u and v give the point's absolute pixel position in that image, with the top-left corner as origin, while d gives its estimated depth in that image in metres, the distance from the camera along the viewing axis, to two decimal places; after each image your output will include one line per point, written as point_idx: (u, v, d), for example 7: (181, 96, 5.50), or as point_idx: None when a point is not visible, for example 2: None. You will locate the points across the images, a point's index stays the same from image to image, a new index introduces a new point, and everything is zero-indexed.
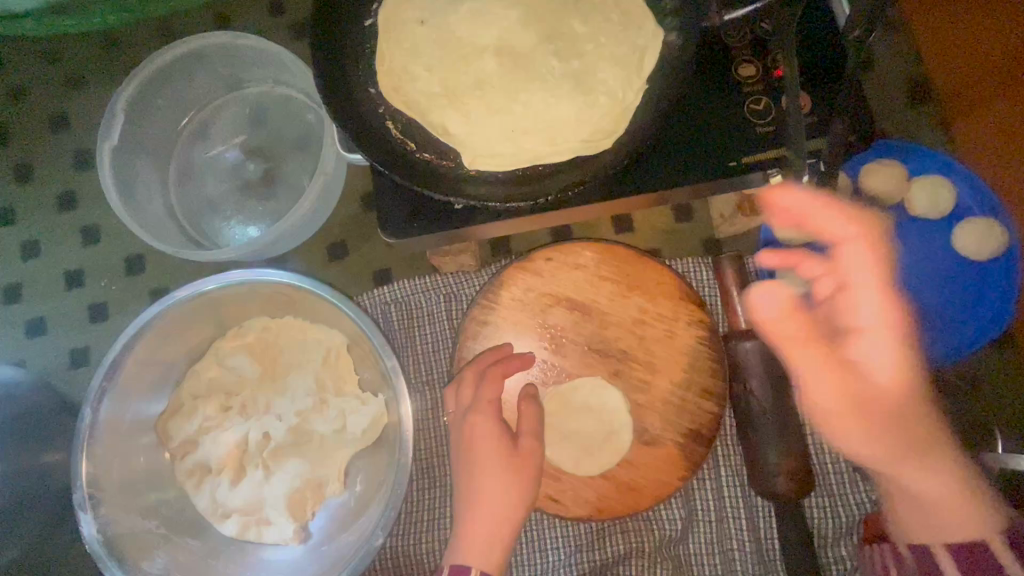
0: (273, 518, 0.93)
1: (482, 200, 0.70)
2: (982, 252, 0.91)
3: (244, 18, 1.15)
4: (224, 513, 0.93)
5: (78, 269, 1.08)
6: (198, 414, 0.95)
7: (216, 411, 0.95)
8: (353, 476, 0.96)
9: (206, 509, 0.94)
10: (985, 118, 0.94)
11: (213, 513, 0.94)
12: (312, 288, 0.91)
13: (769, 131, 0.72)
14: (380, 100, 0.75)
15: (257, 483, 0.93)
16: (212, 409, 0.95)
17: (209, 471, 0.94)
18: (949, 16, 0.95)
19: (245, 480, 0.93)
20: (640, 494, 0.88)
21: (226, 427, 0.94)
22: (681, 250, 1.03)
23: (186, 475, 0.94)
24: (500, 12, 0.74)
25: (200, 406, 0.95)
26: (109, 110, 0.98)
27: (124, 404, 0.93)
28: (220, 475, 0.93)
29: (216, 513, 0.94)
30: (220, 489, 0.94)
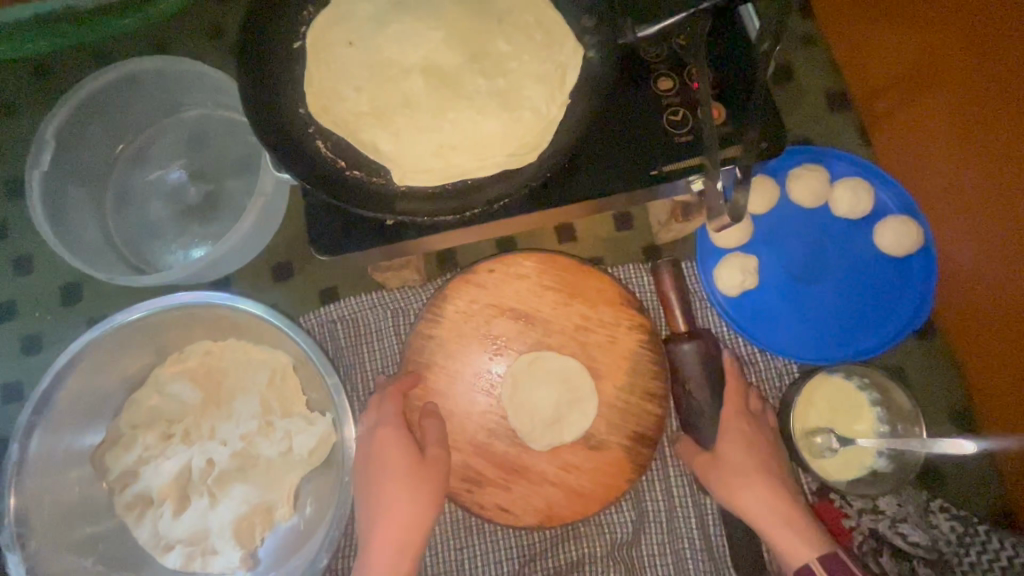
0: (221, 547, 0.91)
1: (413, 215, 0.71)
2: (901, 248, 0.97)
3: (183, 42, 1.15)
4: (168, 544, 0.91)
5: (11, 299, 1.05)
6: (137, 445, 0.93)
7: (156, 440, 0.93)
8: (303, 499, 0.94)
9: (149, 542, 0.92)
10: (897, 122, 1.00)
11: (156, 544, 0.92)
12: (248, 308, 0.90)
13: (687, 141, 0.75)
14: (310, 121, 0.76)
15: (202, 511, 0.91)
16: (152, 438, 0.93)
17: (151, 502, 0.92)
18: (861, 27, 1.01)
19: (189, 509, 0.91)
20: (589, 498, 0.89)
21: (167, 456, 0.92)
22: (623, 257, 1.06)
23: (126, 507, 0.92)
24: (426, 33, 0.76)
25: (139, 436, 0.93)
26: (38, 137, 0.97)
27: (57, 437, 0.90)
28: (163, 505, 0.91)
29: (159, 545, 0.91)
30: (162, 519, 0.91)
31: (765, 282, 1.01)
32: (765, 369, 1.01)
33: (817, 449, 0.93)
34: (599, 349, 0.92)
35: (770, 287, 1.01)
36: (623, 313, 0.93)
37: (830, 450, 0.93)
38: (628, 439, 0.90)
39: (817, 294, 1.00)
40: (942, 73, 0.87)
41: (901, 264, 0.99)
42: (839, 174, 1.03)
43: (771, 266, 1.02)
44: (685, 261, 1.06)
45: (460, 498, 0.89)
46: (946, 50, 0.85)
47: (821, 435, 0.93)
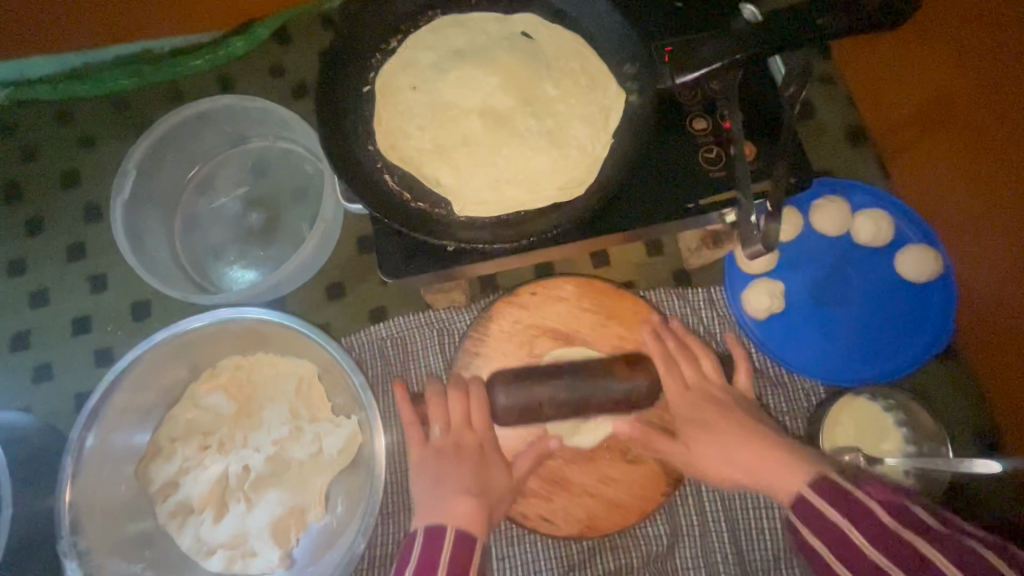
0: (258, 548, 0.96)
1: (471, 242, 0.78)
2: (921, 275, 1.02)
3: (247, 79, 1.25)
4: (210, 549, 0.96)
5: (86, 314, 1.14)
6: (178, 455, 0.99)
7: (195, 450, 0.99)
8: (334, 499, 1.00)
9: (191, 548, 0.97)
10: (913, 156, 1.06)
11: (198, 550, 0.97)
12: (280, 322, 0.99)
13: (722, 176, 0.82)
14: (378, 157, 0.84)
15: (240, 515, 0.96)
16: (191, 448, 0.99)
17: (191, 511, 0.97)
18: (878, 67, 1.08)
19: (228, 514, 0.96)
20: (627, 510, 0.94)
21: (207, 464, 0.98)
22: (654, 282, 1.12)
23: (168, 516, 0.97)
24: (483, 79, 0.85)
25: (179, 447, 0.99)
26: (121, 169, 1.07)
27: (106, 451, 0.98)
28: (203, 513, 0.97)
29: (202, 550, 0.96)
30: (203, 526, 0.97)
31: (791, 306, 1.07)
32: (793, 390, 1.06)
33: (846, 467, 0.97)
34: None
35: (796, 310, 1.06)
36: (657, 334, 0.99)
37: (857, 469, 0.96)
38: None
39: (842, 317, 1.05)
40: (960, 105, 0.91)
41: (922, 290, 1.04)
42: (861, 204, 1.09)
43: (797, 291, 1.07)
44: (712, 285, 1.11)
45: None
46: (962, 86, 0.90)
47: (848, 454, 0.96)
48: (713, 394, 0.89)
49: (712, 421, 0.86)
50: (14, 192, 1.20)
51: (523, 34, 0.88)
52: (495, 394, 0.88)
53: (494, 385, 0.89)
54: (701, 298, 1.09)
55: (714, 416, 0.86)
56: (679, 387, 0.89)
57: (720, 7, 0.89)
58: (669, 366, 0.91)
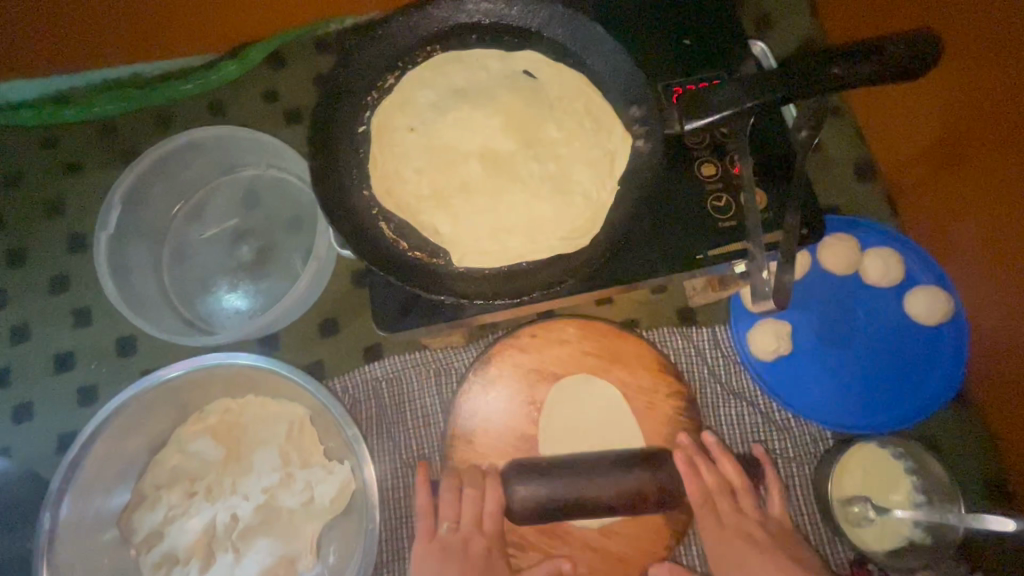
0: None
1: (470, 295, 0.75)
2: (931, 318, 0.99)
3: (239, 106, 1.22)
4: None
5: (69, 350, 1.09)
6: (162, 504, 0.95)
7: (180, 497, 0.95)
8: (326, 547, 0.97)
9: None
10: (924, 195, 1.03)
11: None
12: (271, 365, 0.96)
13: (731, 226, 0.79)
14: (374, 201, 0.81)
15: (227, 567, 0.92)
16: (176, 496, 0.95)
17: (176, 561, 0.93)
18: (889, 102, 1.05)
19: (215, 565, 0.92)
20: (629, 564, 0.91)
21: (192, 513, 0.94)
22: (658, 320, 1.09)
23: (152, 568, 0.93)
24: (483, 121, 0.81)
25: (164, 495, 0.95)
26: (106, 201, 1.03)
27: (88, 501, 0.94)
28: (189, 564, 0.92)
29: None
30: None
31: (797, 348, 1.04)
32: (800, 434, 1.03)
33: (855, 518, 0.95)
34: (638, 414, 0.96)
35: (804, 353, 1.04)
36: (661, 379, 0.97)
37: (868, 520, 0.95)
38: None
39: (851, 361, 1.02)
40: (976, 147, 0.89)
41: (930, 333, 1.02)
42: (870, 243, 1.06)
43: (804, 333, 1.04)
44: (717, 325, 1.08)
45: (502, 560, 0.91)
46: (977, 128, 0.87)
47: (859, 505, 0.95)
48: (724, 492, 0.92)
49: (745, 562, 0.88)
50: None
51: (525, 72, 0.85)
52: (512, 489, 0.85)
53: (510, 479, 0.86)
54: (706, 338, 1.06)
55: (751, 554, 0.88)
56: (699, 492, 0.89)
57: (729, 47, 0.86)
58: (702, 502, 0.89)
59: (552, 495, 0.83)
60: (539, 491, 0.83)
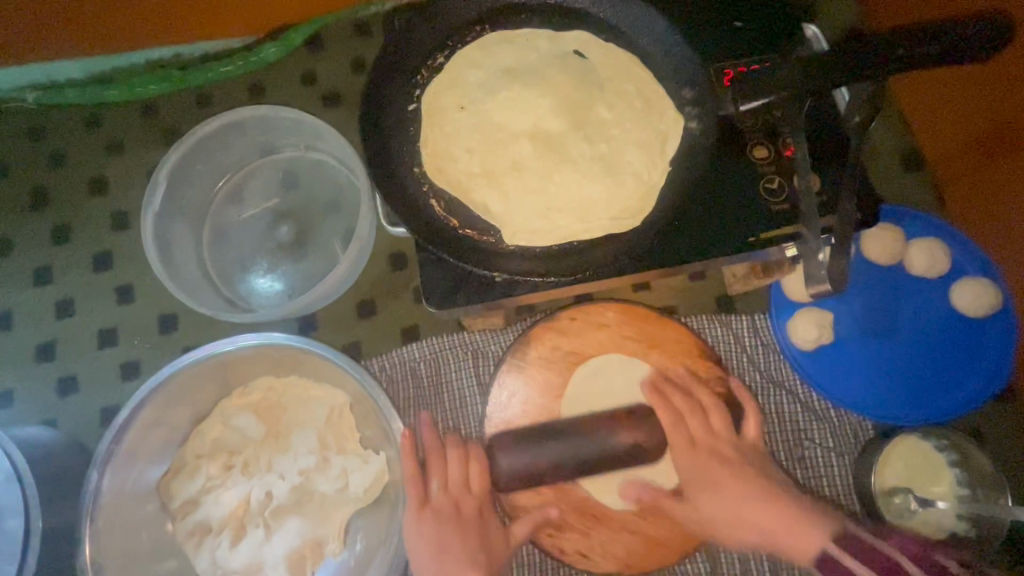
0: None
1: (522, 273, 0.75)
2: (978, 310, 0.98)
3: (279, 88, 1.22)
4: (223, 574, 0.94)
5: (113, 326, 1.11)
6: (201, 474, 0.96)
7: (218, 470, 0.96)
8: (353, 534, 0.97)
9: (206, 570, 0.94)
10: (973, 186, 1.01)
11: (212, 573, 0.94)
12: (315, 349, 0.97)
13: (783, 209, 0.78)
14: (424, 179, 0.81)
15: (258, 543, 0.94)
16: (215, 468, 0.96)
17: (210, 531, 0.95)
18: (937, 90, 1.03)
19: (246, 539, 0.94)
20: (667, 548, 0.91)
21: (229, 487, 0.96)
22: (696, 307, 1.08)
23: (186, 535, 0.95)
24: (534, 100, 0.81)
25: (204, 466, 0.97)
26: (152, 179, 1.05)
27: (130, 467, 0.95)
28: (221, 535, 0.94)
29: (215, 574, 0.94)
30: (220, 550, 0.94)
31: (839, 337, 1.03)
32: (840, 424, 1.02)
33: (896, 509, 0.94)
34: None
35: (845, 344, 1.02)
36: (701, 365, 0.97)
37: (909, 511, 0.94)
38: None
39: (893, 353, 1.01)
40: None
41: (977, 325, 1.00)
42: (915, 233, 1.04)
43: (846, 323, 1.03)
44: (757, 313, 1.07)
45: (541, 541, 0.92)
46: None
47: (900, 496, 0.94)
48: (718, 449, 0.89)
49: (714, 480, 0.86)
50: (41, 198, 1.18)
51: (575, 53, 0.84)
52: (498, 457, 0.85)
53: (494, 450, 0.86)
54: (745, 326, 1.05)
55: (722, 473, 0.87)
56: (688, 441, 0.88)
57: (783, 28, 0.85)
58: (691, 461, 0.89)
59: (529, 462, 0.83)
60: (528, 457, 0.84)
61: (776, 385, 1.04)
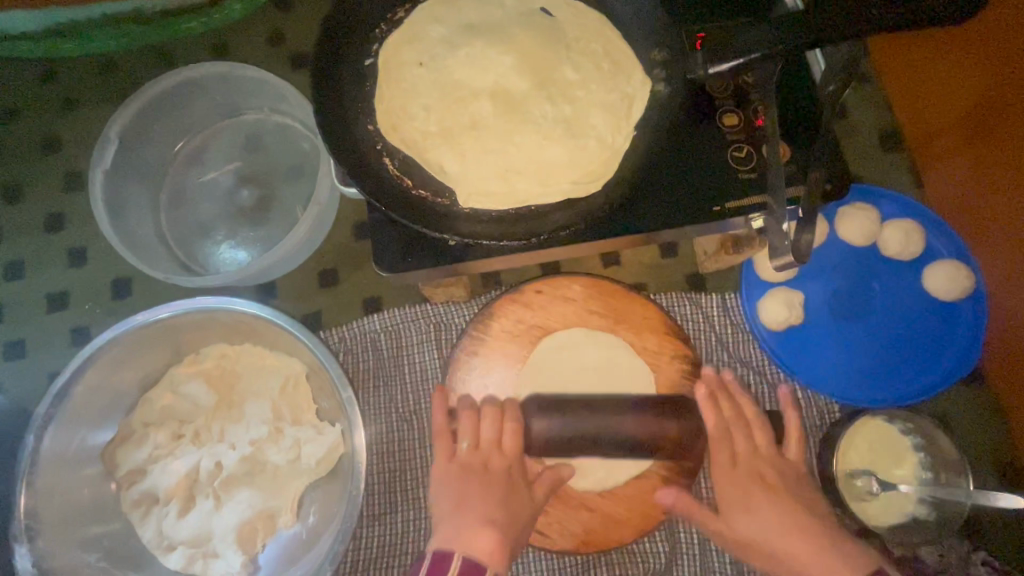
0: (221, 550, 0.90)
1: (476, 236, 0.72)
2: (951, 293, 0.96)
3: (243, 48, 1.17)
4: (170, 545, 0.91)
5: (62, 290, 1.07)
6: (149, 442, 0.93)
7: (167, 439, 0.93)
8: (307, 507, 0.95)
9: (151, 541, 0.91)
10: (951, 167, 0.99)
11: (158, 544, 0.91)
12: (268, 317, 0.93)
13: (751, 178, 0.75)
14: (379, 137, 0.77)
15: (207, 513, 0.91)
16: (163, 436, 0.93)
17: (156, 501, 0.92)
18: (918, 66, 1.00)
19: (194, 509, 0.91)
20: (625, 526, 0.89)
21: (177, 456, 0.92)
22: (667, 285, 1.06)
23: (132, 505, 0.92)
24: (496, 57, 0.76)
25: (151, 434, 0.94)
26: (103, 136, 1.00)
27: (71, 432, 0.91)
28: (168, 505, 0.91)
29: (162, 545, 0.91)
30: (167, 519, 0.91)
31: (809, 318, 1.01)
32: (807, 406, 1.00)
33: (858, 491, 0.93)
34: (643, 377, 0.93)
35: (815, 325, 1.00)
36: (668, 342, 0.94)
37: (872, 494, 0.93)
38: (668, 468, 0.90)
39: (863, 335, 0.99)
40: (1008, 116, 0.84)
41: (948, 308, 0.98)
42: (889, 215, 1.02)
43: (817, 304, 1.01)
44: (728, 292, 1.05)
45: None
46: (1008, 96, 0.83)
47: (863, 478, 0.93)
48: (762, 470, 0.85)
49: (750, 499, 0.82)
50: None
51: (542, 11, 0.81)
52: (532, 421, 0.81)
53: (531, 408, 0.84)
54: (716, 305, 1.03)
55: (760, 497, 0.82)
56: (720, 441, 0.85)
57: None
58: (722, 437, 0.86)
59: (565, 430, 0.79)
60: (563, 424, 0.79)
61: (744, 366, 1.02)
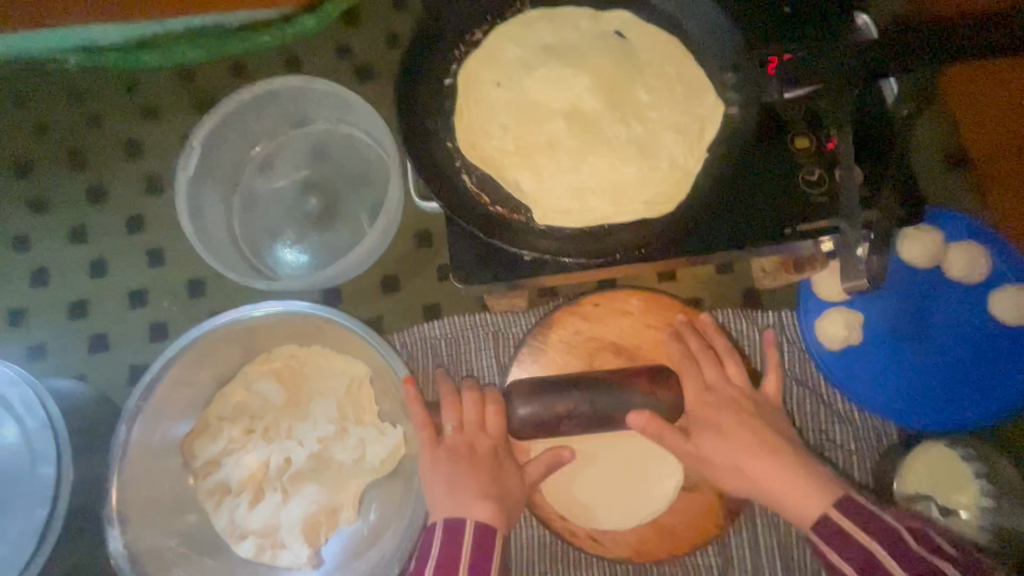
0: (288, 542, 0.95)
1: (551, 253, 0.75)
2: (1019, 318, 0.94)
3: (313, 59, 1.22)
4: (241, 534, 0.96)
5: (143, 288, 1.14)
6: (224, 436, 0.99)
7: (240, 433, 0.98)
8: (368, 504, 0.99)
9: (223, 529, 0.96)
10: (1020, 190, 0.98)
11: (230, 533, 0.96)
12: (339, 320, 0.97)
13: (822, 201, 0.76)
14: (456, 155, 0.81)
15: (275, 506, 0.95)
16: (237, 431, 0.98)
17: (229, 492, 0.97)
18: (987, 87, 0.99)
19: (264, 501, 0.96)
20: (681, 539, 0.91)
21: (249, 450, 0.97)
22: (722, 300, 1.06)
23: (207, 494, 0.98)
24: (572, 78, 0.79)
25: (226, 428, 0.99)
26: (187, 144, 1.06)
27: (157, 422, 0.97)
28: (241, 496, 0.96)
29: (233, 533, 0.96)
30: (239, 509, 0.96)
31: (869, 338, 1.00)
32: (863, 427, 1.00)
33: None
34: None
35: (875, 345, 1.00)
36: None
37: (931, 517, 0.91)
38: None
39: (926, 357, 0.98)
40: None
41: (1015, 333, 0.97)
42: (955, 236, 1.01)
43: (877, 324, 1.01)
44: (783, 310, 1.05)
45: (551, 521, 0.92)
46: None
47: (922, 501, 0.91)
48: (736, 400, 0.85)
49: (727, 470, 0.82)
50: (77, 159, 1.20)
51: (615, 33, 0.83)
52: (516, 406, 0.82)
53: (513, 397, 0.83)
54: (772, 322, 1.03)
55: (730, 419, 0.82)
56: (697, 390, 0.86)
57: (830, 13, 0.82)
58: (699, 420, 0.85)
59: (540, 412, 0.81)
60: (548, 407, 0.81)
61: (799, 384, 1.02)
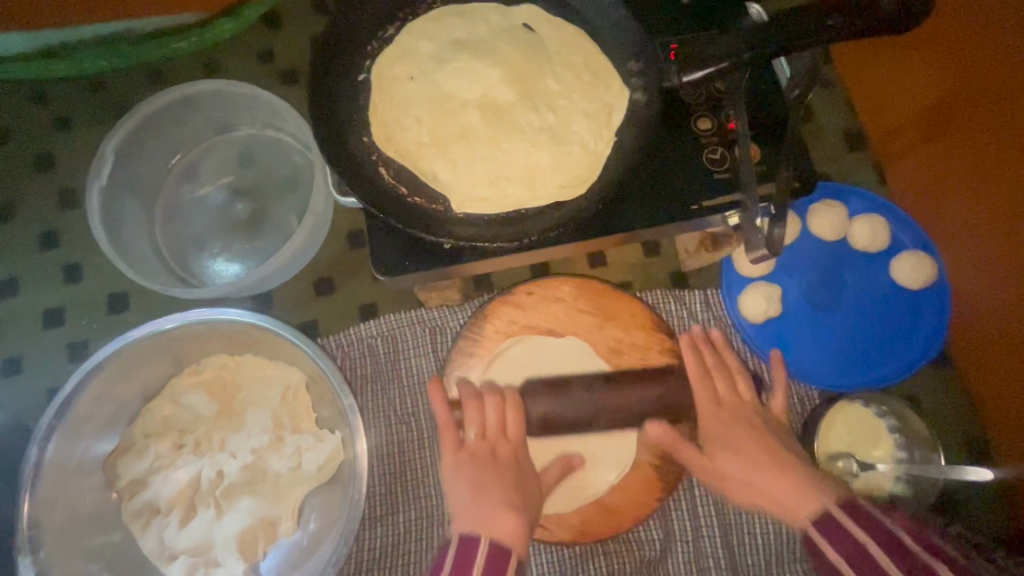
0: (222, 559, 0.92)
1: (469, 238, 0.76)
2: (918, 280, 1.01)
3: (234, 64, 1.20)
4: (172, 555, 0.92)
5: (58, 307, 1.08)
6: (150, 452, 0.94)
7: (168, 449, 0.94)
8: (307, 514, 0.96)
9: (152, 551, 0.92)
10: (912, 161, 1.05)
11: (159, 554, 0.92)
12: (269, 325, 0.95)
13: (726, 177, 0.80)
14: (374, 149, 0.81)
15: (208, 522, 0.92)
16: (165, 447, 0.94)
17: (157, 511, 0.93)
18: (878, 69, 1.07)
19: (196, 518, 0.92)
20: (622, 515, 0.93)
21: (178, 466, 0.94)
22: (651, 282, 1.10)
23: (133, 515, 0.93)
24: (483, 70, 0.81)
25: (153, 444, 0.95)
26: (98, 153, 1.02)
27: (74, 441, 0.93)
28: (170, 515, 0.92)
29: (163, 555, 0.92)
30: (168, 529, 0.92)
31: (787, 309, 1.06)
32: (789, 396, 1.05)
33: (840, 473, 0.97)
34: None
35: (792, 315, 1.06)
36: (654, 338, 0.98)
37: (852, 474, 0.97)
38: (657, 457, 0.94)
39: (838, 324, 1.05)
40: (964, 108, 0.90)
41: (916, 297, 1.04)
42: (858, 210, 1.08)
43: (794, 296, 1.07)
44: (710, 288, 1.10)
45: None
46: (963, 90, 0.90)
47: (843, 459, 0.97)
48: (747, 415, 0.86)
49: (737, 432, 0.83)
50: None
51: (524, 26, 0.86)
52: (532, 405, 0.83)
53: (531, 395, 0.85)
54: (698, 300, 1.07)
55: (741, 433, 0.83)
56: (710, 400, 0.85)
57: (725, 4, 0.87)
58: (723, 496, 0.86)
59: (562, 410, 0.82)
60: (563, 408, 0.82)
61: None
